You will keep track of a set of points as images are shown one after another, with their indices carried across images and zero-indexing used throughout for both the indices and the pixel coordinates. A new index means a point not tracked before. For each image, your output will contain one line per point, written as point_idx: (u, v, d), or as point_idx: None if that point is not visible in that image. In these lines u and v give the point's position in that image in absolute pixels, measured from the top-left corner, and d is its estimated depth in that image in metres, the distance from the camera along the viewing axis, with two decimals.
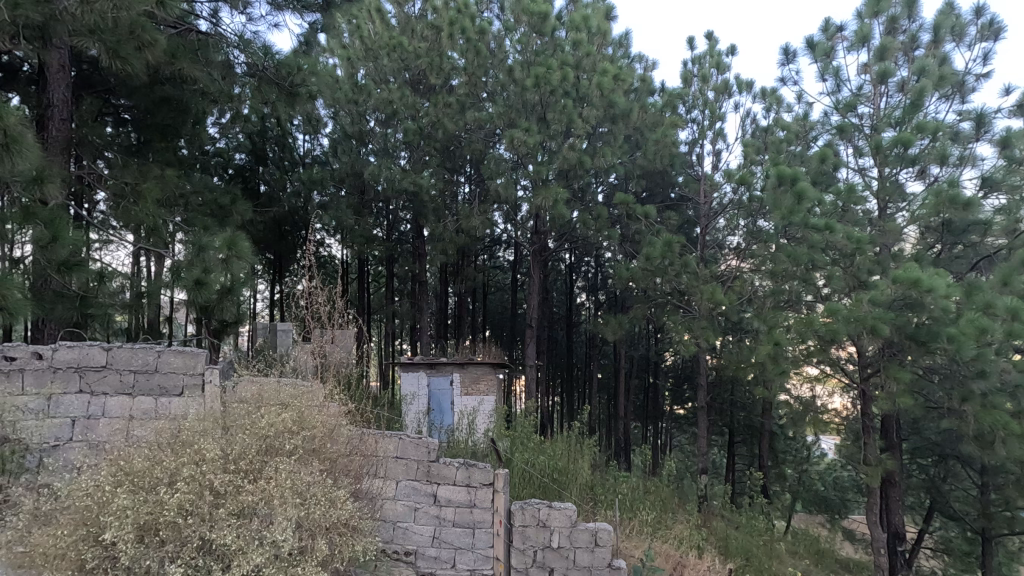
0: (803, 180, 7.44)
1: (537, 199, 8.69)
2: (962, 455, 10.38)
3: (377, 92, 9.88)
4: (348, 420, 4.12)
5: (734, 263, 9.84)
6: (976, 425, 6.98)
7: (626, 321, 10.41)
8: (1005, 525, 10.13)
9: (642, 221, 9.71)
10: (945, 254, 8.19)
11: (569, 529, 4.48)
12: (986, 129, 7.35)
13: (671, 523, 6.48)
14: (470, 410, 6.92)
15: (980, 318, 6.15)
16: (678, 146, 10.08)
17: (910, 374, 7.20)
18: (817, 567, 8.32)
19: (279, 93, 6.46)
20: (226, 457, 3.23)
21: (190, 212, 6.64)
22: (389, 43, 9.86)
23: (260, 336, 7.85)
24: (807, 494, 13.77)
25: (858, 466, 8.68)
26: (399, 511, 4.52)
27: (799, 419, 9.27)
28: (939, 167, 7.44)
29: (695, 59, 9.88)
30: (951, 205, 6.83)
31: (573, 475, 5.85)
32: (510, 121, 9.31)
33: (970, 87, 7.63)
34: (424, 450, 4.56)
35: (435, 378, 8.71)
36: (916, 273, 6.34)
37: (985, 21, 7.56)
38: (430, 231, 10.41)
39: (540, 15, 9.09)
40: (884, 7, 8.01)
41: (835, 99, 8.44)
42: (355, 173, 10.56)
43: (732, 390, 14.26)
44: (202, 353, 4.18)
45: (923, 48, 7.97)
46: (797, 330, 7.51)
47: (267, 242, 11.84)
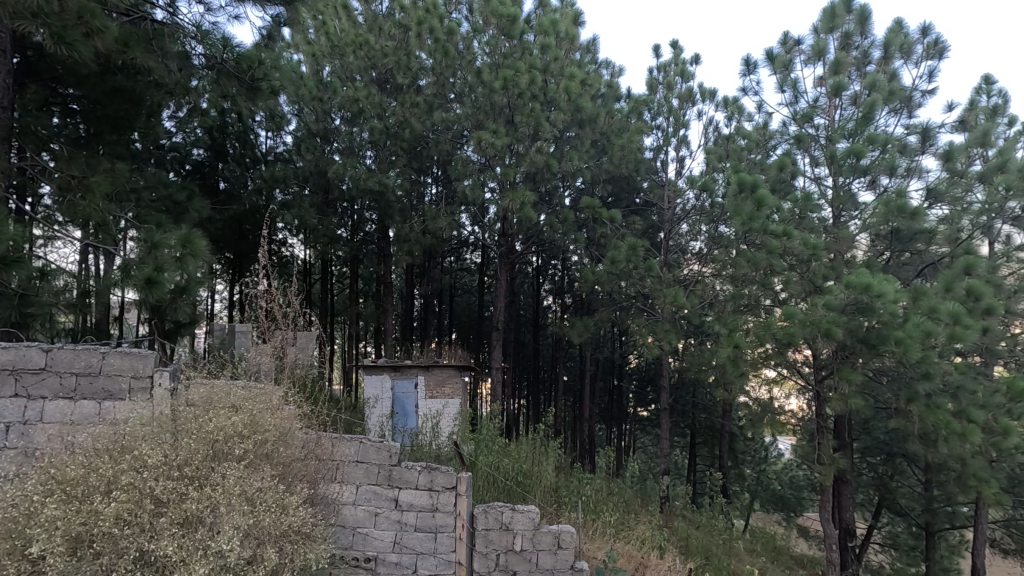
0: (762, 187, 7.72)
1: (505, 202, 8.70)
2: (908, 453, 10.84)
3: (343, 90, 9.80)
4: (303, 423, 3.98)
5: (696, 267, 10.13)
6: (920, 424, 7.31)
7: (592, 324, 10.46)
8: (947, 520, 10.64)
9: (608, 225, 9.85)
10: (893, 261, 8.49)
11: (532, 532, 4.55)
12: (932, 142, 7.77)
13: (634, 524, 6.55)
14: (434, 413, 6.83)
15: (925, 321, 6.44)
16: (643, 152, 10.27)
17: (861, 376, 7.48)
18: (774, 564, 8.48)
19: (239, 87, 6.34)
20: (169, 464, 3.08)
21: (143, 208, 6.36)
22: (356, 40, 9.75)
23: (216, 336, 7.58)
24: (766, 494, 14.15)
25: (813, 465, 8.95)
26: (359, 516, 4.42)
27: (757, 420, 9.54)
28: (889, 177, 7.73)
29: (660, 67, 10.12)
30: (898, 214, 7.15)
31: (537, 477, 5.82)
32: (478, 122, 9.31)
33: (917, 103, 7.99)
34: (386, 454, 4.47)
35: (400, 381, 8.58)
36: (867, 278, 6.63)
37: (931, 40, 7.95)
38: (395, 231, 10.19)
39: (509, 18, 9.10)
40: (839, 23, 8.32)
41: (793, 110, 8.75)
42: (319, 171, 10.30)
43: (694, 393, 14.50)
44: (151, 355, 4.01)
45: (875, 64, 8.30)
46: (755, 333, 7.71)
47: (227, 241, 11.47)
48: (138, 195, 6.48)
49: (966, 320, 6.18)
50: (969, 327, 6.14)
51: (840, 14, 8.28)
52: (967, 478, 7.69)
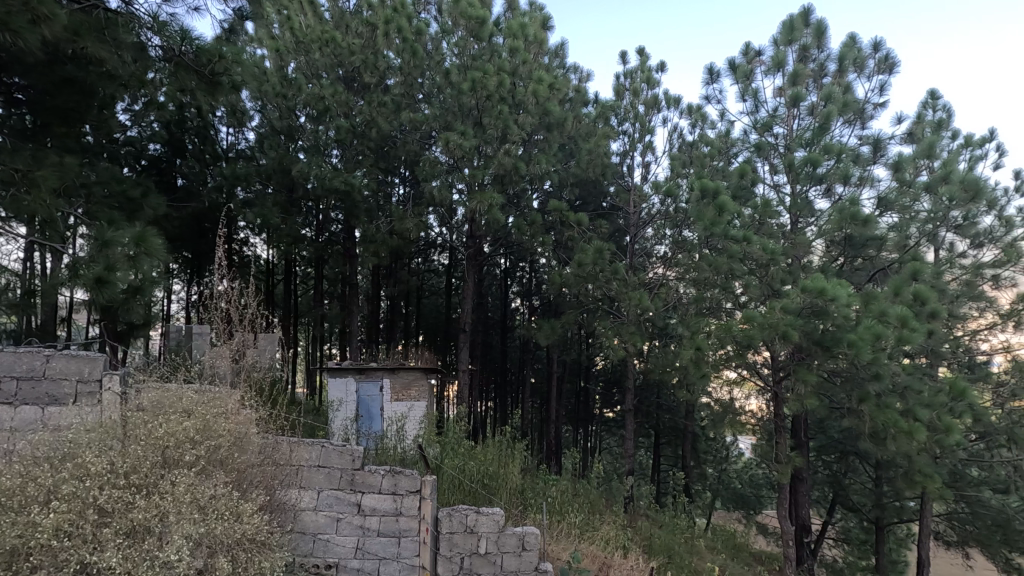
0: (723, 193, 7.81)
1: (472, 204, 8.67)
2: (860, 451, 11.29)
3: (308, 88, 9.58)
4: (260, 427, 3.86)
5: (660, 270, 10.33)
6: (871, 423, 7.61)
7: (559, 327, 10.52)
8: (895, 514, 11.17)
9: (575, 228, 9.95)
10: (847, 266, 8.82)
11: (496, 535, 4.54)
12: (882, 153, 8.10)
13: (600, 524, 6.60)
14: (400, 415, 6.75)
15: (876, 325, 6.68)
16: (609, 157, 10.43)
17: (816, 377, 7.77)
18: (734, 561, 8.68)
19: (199, 81, 6.13)
20: (115, 471, 2.95)
21: (94, 204, 6.10)
22: (322, 37, 9.55)
23: (172, 336, 7.32)
24: (727, 492, 14.57)
25: (771, 463, 9.23)
26: (320, 522, 4.36)
27: (719, 420, 9.75)
28: (844, 186, 8.05)
29: (627, 73, 10.30)
30: (851, 221, 7.45)
31: (503, 479, 5.79)
32: (446, 123, 9.29)
33: (869, 115, 8.32)
34: (348, 458, 4.41)
35: (365, 384, 8.44)
36: (822, 282, 6.87)
37: (882, 55, 8.32)
38: (362, 231, 10.00)
39: (478, 20, 9.08)
40: (797, 36, 8.62)
41: (753, 119, 9.02)
42: (282, 169, 10.06)
43: (658, 394, 14.77)
44: (101, 358, 3.87)
45: (830, 76, 8.63)
46: (717, 335, 7.95)
47: (185, 240, 11.09)
48: (90, 190, 6.21)
49: (913, 323, 6.44)
50: (916, 330, 6.43)
51: (798, 27, 8.59)
52: (913, 475, 8.05)
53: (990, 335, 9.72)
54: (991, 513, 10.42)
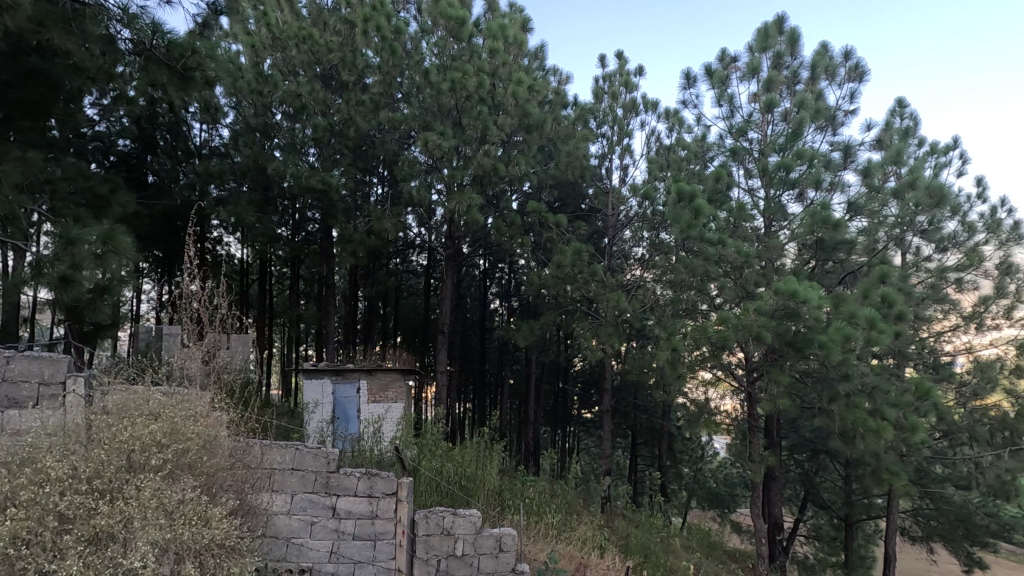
0: (700, 197, 7.92)
1: (451, 205, 8.63)
2: (830, 450, 11.54)
3: (284, 85, 9.41)
4: (231, 429, 3.77)
5: (638, 272, 10.44)
6: (840, 423, 7.79)
7: (538, 328, 10.54)
8: (863, 511, 11.46)
9: (554, 229, 9.99)
10: (818, 270, 9.01)
11: (474, 536, 4.52)
12: (852, 159, 8.32)
13: (577, 524, 6.62)
14: (376, 417, 6.69)
15: (846, 326, 6.83)
16: (588, 159, 10.50)
17: (788, 377, 7.95)
18: (709, 559, 8.80)
19: (170, 76, 6.01)
20: (77, 477, 2.87)
21: (59, 200, 5.91)
22: (299, 34, 9.37)
23: (141, 337, 7.13)
24: (702, 491, 14.79)
25: (745, 462, 9.39)
26: (294, 526, 4.30)
27: (694, 420, 9.88)
28: (815, 191, 8.24)
29: (606, 76, 10.38)
30: (823, 226, 7.62)
31: (480, 481, 5.77)
32: (425, 123, 9.22)
33: (840, 121, 8.53)
34: (323, 461, 4.37)
35: (341, 385, 8.30)
36: (794, 284, 7.02)
37: (853, 63, 8.54)
38: (339, 231, 9.88)
39: (458, 20, 9.04)
40: (771, 43, 8.79)
41: (729, 123, 9.18)
42: (258, 167, 9.89)
43: (635, 394, 14.90)
44: (66, 359, 3.76)
45: (803, 83, 8.83)
46: (693, 336, 8.07)
47: (156, 238, 10.80)
48: (55, 186, 6.01)
49: (881, 325, 6.60)
50: (883, 331, 6.60)
51: (772, 34, 8.76)
52: (881, 472, 8.26)
53: (954, 337, 10.21)
54: (954, 509, 10.78)
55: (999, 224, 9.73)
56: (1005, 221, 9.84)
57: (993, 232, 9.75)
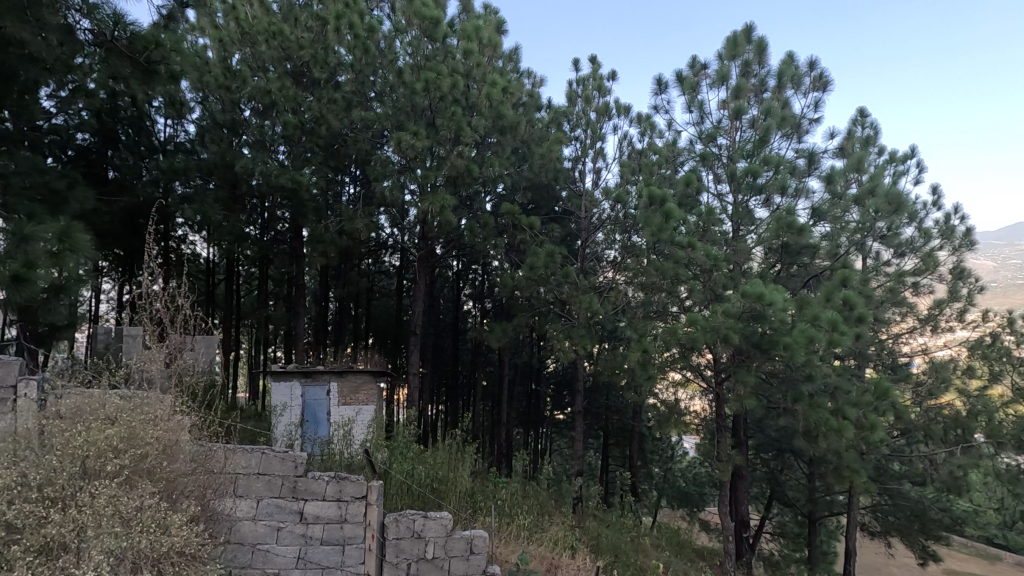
0: (670, 201, 8.04)
1: (424, 205, 8.57)
2: (795, 449, 11.86)
3: (253, 80, 9.20)
4: (193, 434, 3.66)
5: (610, 274, 10.56)
6: (804, 422, 8.02)
7: (511, 329, 10.54)
8: (826, 508, 11.82)
9: (527, 231, 10.03)
10: (784, 273, 9.14)
11: (445, 538, 4.49)
12: (816, 166, 8.56)
13: (548, 526, 6.62)
14: (347, 420, 6.58)
15: (809, 328, 7.02)
16: (561, 162, 10.57)
17: (754, 378, 8.16)
18: (678, 557, 8.93)
19: (133, 70, 5.84)
20: (27, 484, 2.75)
21: (12, 195, 5.64)
22: (268, 29, 9.08)
23: (99, 339, 6.86)
24: (671, 491, 15.06)
25: (713, 462, 9.58)
26: (260, 532, 4.20)
27: (665, 420, 10.03)
28: (781, 197, 8.46)
29: (580, 80, 10.49)
30: (788, 230, 7.84)
31: (452, 483, 5.74)
32: (398, 123, 9.13)
33: (805, 129, 8.78)
34: (290, 464, 4.31)
35: (311, 388, 8.16)
36: (760, 287, 7.21)
37: (817, 73, 8.81)
38: (309, 231, 9.71)
39: (431, 20, 8.98)
40: (740, 51, 9.01)
41: (699, 129, 9.37)
42: (225, 165, 9.65)
43: (607, 395, 15.03)
44: (18, 362, 3.58)
45: (770, 91, 9.06)
46: (663, 338, 8.22)
47: (116, 237, 10.43)
48: (7, 181, 5.74)
49: (842, 327, 6.80)
50: (845, 334, 6.79)
51: (741, 43, 8.98)
52: (842, 470, 8.52)
53: (911, 338, 10.63)
54: (911, 504, 11.23)
55: (953, 230, 10.10)
56: (958, 228, 10.22)
57: (947, 238, 10.11)
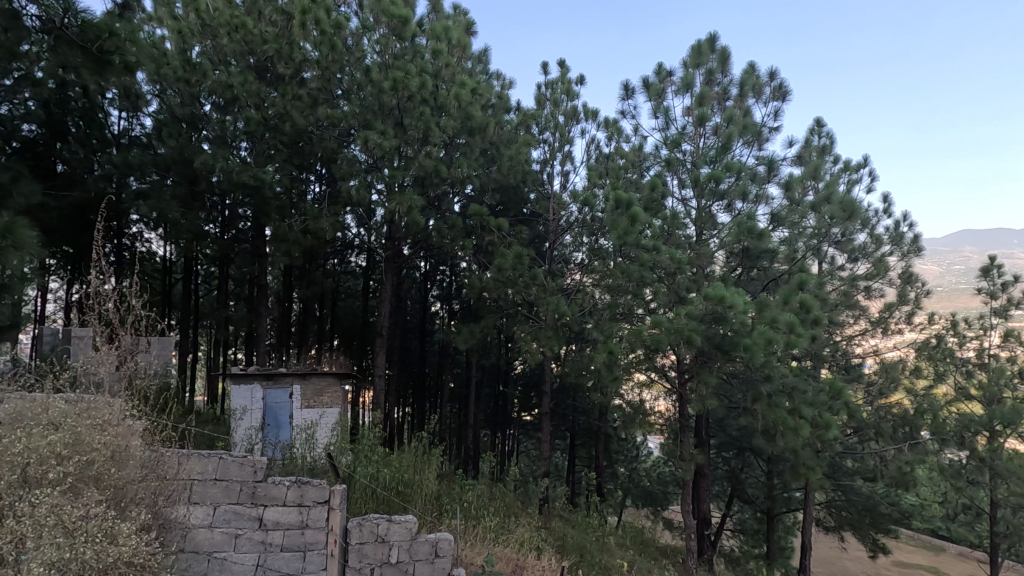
0: (636, 205, 8.16)
1: (391, 205, 8.48)
2: (754, 447, 12.22)
3: (214, 74, 8.93)
4: (144, 439, 3.51)
5: (578, 276, 10.67)
6: (763, 421, 8.27)
7: (478, 331, 10.52)
8: (783, 504, 12.23)
9: (495, 233, 10.05)
10: (743, 276, 9.51)
11: (409, 541, 4.47)
12: (775, 173, 8.84)
13: (514, 527, 6.62)
14: (310, 423, 6.43)
15: (768, 330, 7.22)
16: (530, 164, 10.62)
17: (716, 379, 8.38)
18: (642, 556, 9.06)
19: (85, 59, 5.58)
20: None
21: None
22: (231, 21, 8.76)
23: (44, 340, 6.52)
24: (636, 490, 15.33)
25: (676, 461, 9.77)
26: (216, 540, 4.06)
27: (630, 420, 10.19)
28: (742, 202, 8.70)
29: (548, 83, 10.57)
30: (748, 235, 8.07)
31: (417, 486, 5.68)
32: (365, 121, 9.00)
33: (766, 137, 9.06)
34: (249, 470, 4.19)
35: (273, 391, 7.95)
36: (721, 290, 7.40)
37: (777, 83, 9.10)
38: (272, 230, 9.48)
39: (401, 19, 8.89)
40: (704, 60, 9.24)
41: (664, 135, 9.55)
42: (184, 160, 9.33)
43: (573, 397, 15.16)
44: None
45: (732, 100, 9.32)
46: (628, 340, 8.35)
47: (64, 233, 9.96)
48: None
49: (799, 328, 7.02)
50: (801, 335, 7.00)
51: (705, 52, 9.19)
52: (799, 467, 8.81)
53: (863, 340, 11.10)
54: (862, 499, 11.53)
55: (901, 237, 10.57)
56: (906, 235, 10.69)
57: (896, 244, 10.57)
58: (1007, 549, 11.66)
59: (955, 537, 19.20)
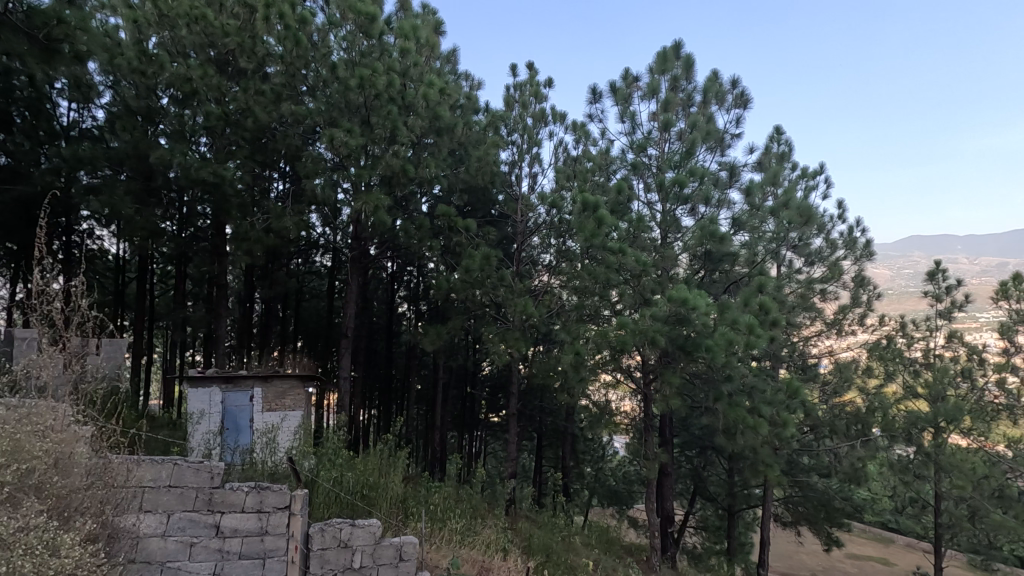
0: (602, 208, 8.26)
1: (357, 204, 8.35)
2: (715, 446, 12.53)
3: (172, 66, 8.48)
4: (92, 445, 3.36)
5: (546, 278, 10.68)
6: (724, 420, 8.47)
7: (445, 332, 10.44)
8: (744, 501, 12.57)
9: (463, 234, 10.01)
10: (706, 279, 9.73)
11: (372, 547, 4.42)
12: (737, 178, 9.09)
13: (480, 528, 6.59)
14: (271, 427, 6.27)
15: (729, 331, 7.40)
16: (498, 165, 10.62)
17: (679, 379, 8.55)
18: (607, 555, 9.17)
19: (32, 47, 5.32)
20: None
21: None
22: (190, 12, 8.38)
23: None
24: (602, 490, 15.52)
25: (641, 461, 9.93)
26: (170, 549, 3.93)
27: (596, 420, 10.31)
28: (705, 207, 8.92)
29: (517, 85, 10.59)
30: (711, 238, 8.26)
31: (382, 490, 5.60)
32: (331, 119, 8.85)
33: (728, 143, 9.31)
34: (206, 476, 4.06)
35: (233, 394, 7.71)
36: (684, 292, 7.55)
37: (739, 91, 9.36)
38: (233, 228, 9.21)
39: (368, 16, 8.75)
40: (669, 66, 9.42)
41: (630, 138, 9.71)
42: (139, 154, 8.98)
43: (541, 398, 15.21)
44: None
45: (696, 106, 9.53)
46: (595, 341, 8.43)
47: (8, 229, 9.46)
48: None
49: (759, 330, 7.23)
50: (760, 336, 7.20)
51: (670, 58, 9.38)
52: (759, 465, 9.07)
53: (819, 340, 11.54)
54: (818, 494, 12.03)
55: (855, 242, 10.99)
56: (860, 240, 11.12)
57: (849, 249, 10.99)
58: (949, 539, 12.26)
59: (903, 529, 20.07)
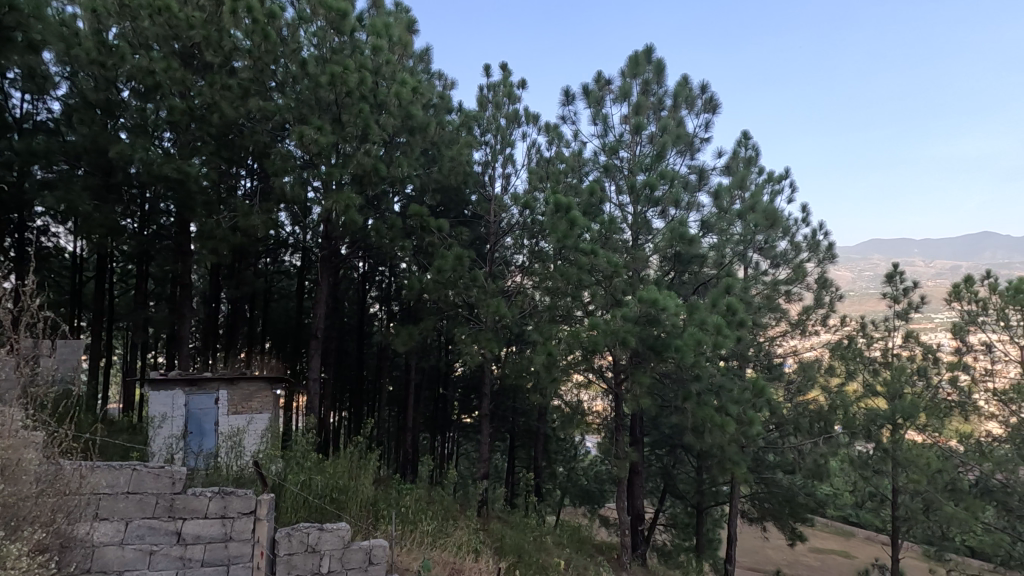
0: (575, 209, 8.32)
1: (327, 203, 8.22)
2: (684, 444, 12.74)
3: (133, 58, 8.21)
4: (42, 451, 3.22)
5: (518, 278, 10.61)
6: (693, 419, 8.61)
7: (417, 333, 10.33)
8: (711, 498, 12.82)
9: (436, 234, 9.93)
10: (676, 280, 9.89)
11: (341, 551, 4.31)
12: (705, 181, 9.28)
13: (452, 530, 6.54)
14: (237, 430, 6.11)
15: (697, 332, 7.53)
16: (471, 165, 10.58)
17: (650, 378, 8.68)
18: (579, 554, 9.23)
19: None
20: None
21: None
22: (154, 3, 8.07)
23: None
24: (574, 489, 15.61)
25: (612, 460, 10.03)
26: (127, 558, 3.80)
27: (568, 420, 10.38)
28: (675, 209, 9.09)
29: (490, 85, 10.57)
30: (681, 240, 8.40)
31: (352, 493, 5.51)
32: (301, 116, 8.71)
33: (697, 147, 9.50)
34: (167, 481, 3.94)
35: (197, 397, 7.51)
36: (654, 293, 7.66)
37: (708, 96, 9.56)
38: (198, 226, 8.97)
39: (339, 12, 8.62)
40: (641, 70, 9.54)
41: (603, 141, 9.81)
42: (98, 149, 8.67)
43: (513, 398, 15.21)
44: None
45: (667, 110, 9.68)
46: (566, 341, 8.46)
47: None
48: None
49: (725, 330, 7.38)
50: (727, 336, 7.36)
51: (642, 62, 9.50)
52: (726, 462, 9.25)
53: (785, 340, 11.92)
54: (782, 490, 12.35)
55: (818, 245, 11.32)
56: (823, 242, 11.45)
57: (813, 251, 11.31)
58: (906, 531, 12.71)
59: (863, 523, 20.73)
